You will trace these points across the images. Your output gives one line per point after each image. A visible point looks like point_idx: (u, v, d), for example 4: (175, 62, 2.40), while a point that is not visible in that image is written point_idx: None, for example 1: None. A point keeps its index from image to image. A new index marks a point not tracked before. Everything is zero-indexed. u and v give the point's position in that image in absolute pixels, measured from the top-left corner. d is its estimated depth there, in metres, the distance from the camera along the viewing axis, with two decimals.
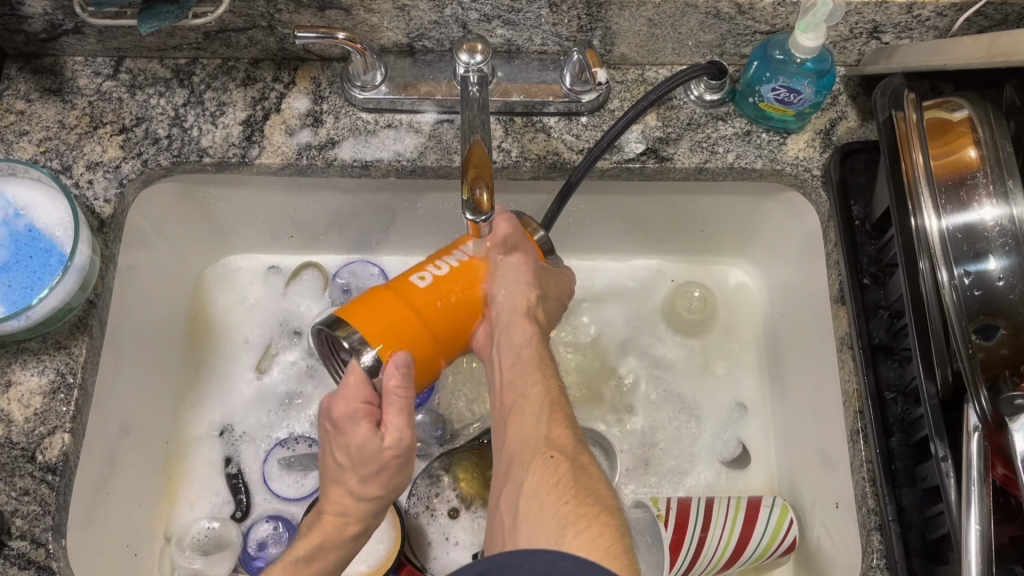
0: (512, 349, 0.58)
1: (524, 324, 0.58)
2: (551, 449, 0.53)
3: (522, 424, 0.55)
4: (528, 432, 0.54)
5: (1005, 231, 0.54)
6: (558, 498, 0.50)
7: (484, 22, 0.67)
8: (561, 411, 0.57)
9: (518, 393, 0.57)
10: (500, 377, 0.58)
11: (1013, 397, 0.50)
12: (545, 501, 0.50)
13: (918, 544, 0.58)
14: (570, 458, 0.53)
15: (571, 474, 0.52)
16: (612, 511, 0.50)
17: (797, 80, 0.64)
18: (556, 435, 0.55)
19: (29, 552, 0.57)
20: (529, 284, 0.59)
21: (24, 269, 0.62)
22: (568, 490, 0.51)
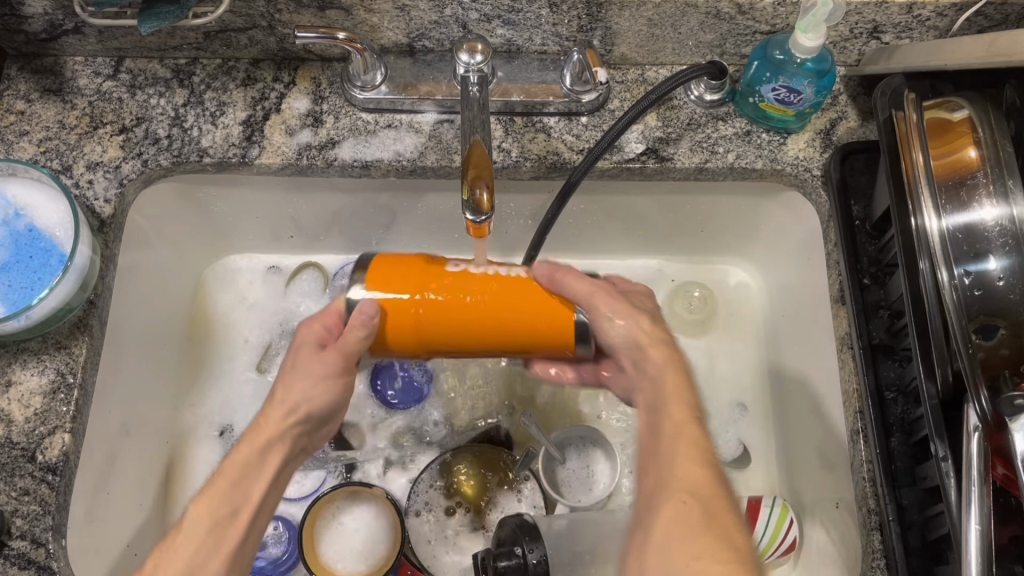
0: (653, 381, 0.53)
1: (659, 350, 0.54)
2: (683, 493, 0.46)
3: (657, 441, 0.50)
4: (659, 476, 0.48)
5: (1005, 231, 0.53)
6: (687, 551, 0.44)
7: (484, 22, 0.67)
8: (700, 448, 0.49)
9: (655, 429, 0.51)
10: (643, 416, 0.53)
11: (1013, 397, 0.50)
12: (672, 553, 0.44)
13: (918, 544, 0.58)
14: (705, 504, 0.46)
15: (705, 523, 0.45)
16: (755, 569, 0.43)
17: (796, 80, 0.64)
18: (692, 476, 0.47)
19: (29, 552, 0.57)
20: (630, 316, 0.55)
21: (24, 269, 0.62)
22: (700, 541, 0.44)
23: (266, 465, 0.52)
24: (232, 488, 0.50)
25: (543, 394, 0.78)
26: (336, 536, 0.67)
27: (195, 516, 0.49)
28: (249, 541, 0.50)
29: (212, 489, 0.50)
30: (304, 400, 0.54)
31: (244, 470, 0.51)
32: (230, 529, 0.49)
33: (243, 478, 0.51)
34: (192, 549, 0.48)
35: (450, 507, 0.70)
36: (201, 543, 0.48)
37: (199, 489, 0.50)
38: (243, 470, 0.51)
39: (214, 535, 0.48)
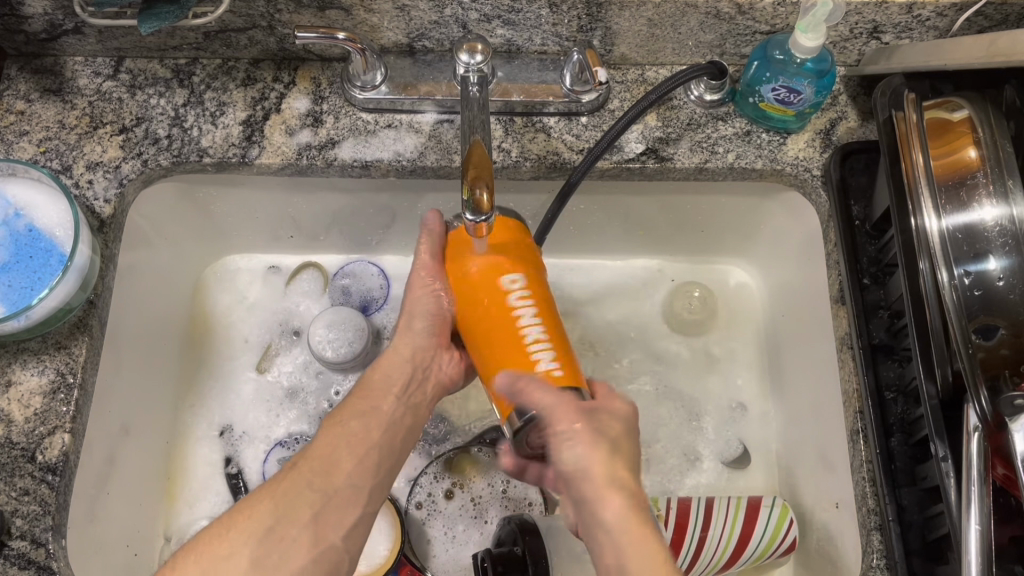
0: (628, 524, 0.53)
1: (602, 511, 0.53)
2: None
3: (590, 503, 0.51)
4: None
5: (1005, 231, 0.53)
6: None
7: (484, 22, 0.67)
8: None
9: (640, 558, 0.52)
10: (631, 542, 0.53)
11: (1013, 397, 0.50)
12: None
13: (918, 545, 0.58)
14: None
15: None
16: None
17: (796, 80, 0.64)
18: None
19: (29, 552, 0.57)
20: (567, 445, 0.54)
21: (24, 269, 0.62)
22: None
23: (394, 383, 0.59)
24: (366, 402, 0.58)
25: None
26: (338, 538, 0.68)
27: (335, 424, 0.56)
28: (381, 456, 0.56)
29: (351, 405, 0.58)
30: (420, 332, 0.60)
31: (378, 391, 0.58)
32: (363, 434, 0.55)
33: (376, 395, 0.58)
34: (331, 445, 0.54)
35: (451, 506, 0.70)
36: (336, 446, 0.54)
37: (340, 405, 0.58)
38: (378, 385, 0.59)
39: (350, 443, 0.55)
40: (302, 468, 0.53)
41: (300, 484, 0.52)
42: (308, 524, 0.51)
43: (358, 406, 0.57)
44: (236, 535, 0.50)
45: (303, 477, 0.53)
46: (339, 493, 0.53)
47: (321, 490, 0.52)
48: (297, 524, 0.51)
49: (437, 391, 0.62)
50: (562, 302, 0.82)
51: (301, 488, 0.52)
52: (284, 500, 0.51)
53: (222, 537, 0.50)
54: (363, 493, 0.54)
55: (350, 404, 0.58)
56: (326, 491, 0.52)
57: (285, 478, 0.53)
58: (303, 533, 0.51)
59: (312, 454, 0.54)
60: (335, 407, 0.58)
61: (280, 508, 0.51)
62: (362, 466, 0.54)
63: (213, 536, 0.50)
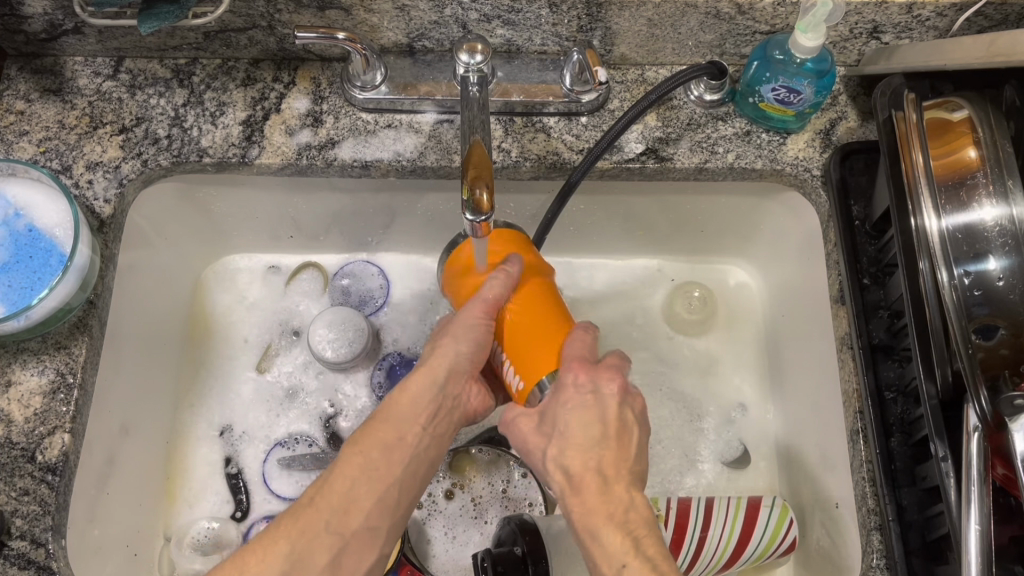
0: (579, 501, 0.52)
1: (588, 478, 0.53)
2: None
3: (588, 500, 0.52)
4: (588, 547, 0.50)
5: (1005, 231, 0.53)
6: None
7: (484, 22, 0.67)
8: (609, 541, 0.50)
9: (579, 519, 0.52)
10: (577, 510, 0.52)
11: (1013, 397, 0.50)
12: None
13: (918, 545, 0.58)
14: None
15: None
16: None
17: (796, 80, 0.64)
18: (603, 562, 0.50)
19: (29, 552, 0.57)
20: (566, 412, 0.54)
21: (24, 269, 0.62)
22: None
23: (420, 412, 0.57)
24: (391, 432, 0.56)
25: None
26: None
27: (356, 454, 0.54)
28: (400, 492, 0.55)
29: (372, 433, 0.55)
30: (458, 359, 0.57)
31: (403, 421, 0.56)
32: (386, 469, 0.54)
33: (399, 424, 0.56)
34: (354, 479, 0.54)
35: (451, 506, 0.70)
36: (357, 480, 0.54)
37: (363, 429, 0.56)
38: (403, 415, 0.56)
39: (370, 478, 0.54)
40: (321, 504, 0.53)
41: (320, 522, 0.52)
42: (324, 566, 0.52)
43: (380, 434, 0.55)
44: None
45: (321, 516, 0.52)
46: (355, 534, 0.53)
47: (339, 530, 0.53)
48: (314, 568, 0.51)
49: (462, 418, 0.60)
50: (562, 302, 0.82)
51: (320, 529, 0.52)
52: (301, 541, 0.52)
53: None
54: (380, 533, 0.54)
55: (373, 429, 0.56)
56: (344, 532, 0.53)
57: (303, 512, 0.53)
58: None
59: (331, 486, 0.53)
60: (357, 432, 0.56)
61: (298, 550, 0.51)
62: (381, 505, 0.54)
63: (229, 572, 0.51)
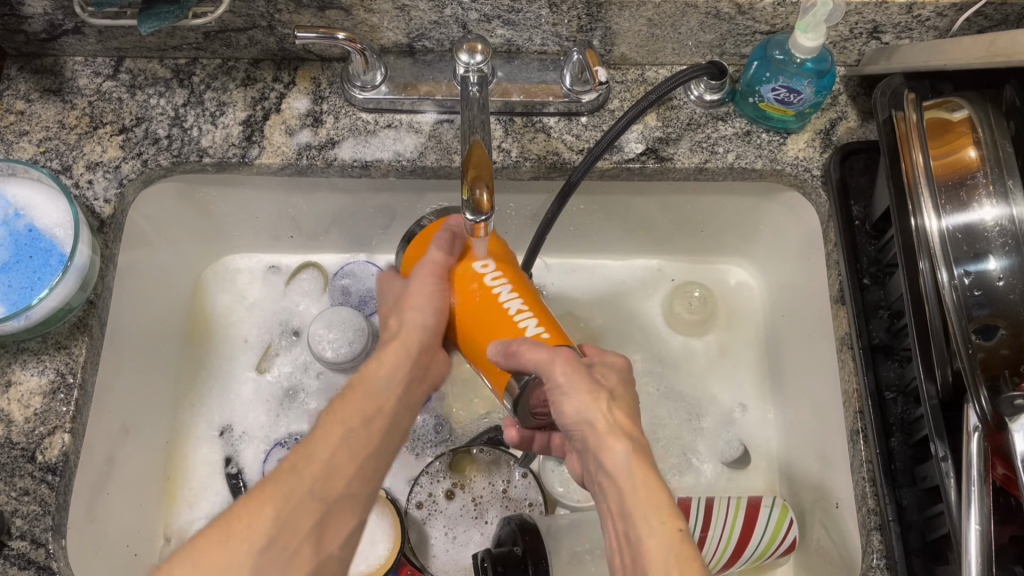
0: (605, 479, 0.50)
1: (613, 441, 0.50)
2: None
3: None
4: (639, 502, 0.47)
5: (1005, 231, 0.53)
6: None
7: (484, 22, 0.67)
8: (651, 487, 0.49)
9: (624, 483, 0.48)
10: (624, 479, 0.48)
11: (1013, 397, 0.50)
12: None
13: (918, 545, 0.58)
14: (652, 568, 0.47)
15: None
16: None
17: (796, 80, 0.64)
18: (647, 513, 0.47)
19: (29, 552, 0.57)
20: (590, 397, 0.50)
21: (24, 269, 0.62)
22: None
23: (393, 384, 0.56)
24: (366, 402, 0.55)
25: None
26: None
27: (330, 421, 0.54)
28: (376, 463, 0.54)
29: (348, 403, 0.55)
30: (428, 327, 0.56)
31: (378, 388, 0.56)
32: (362, 436, 0.54)
33: (374, 392, 0.55)
34: (330, 446, 0.52)
35: (451, 506, 0.70)
36: (335, 450, 0.52)
37: (335, 402, 0.55)
38: (377, 387, 0.56)
39: (349, 447, 0.53)
40: (303, 472, 0.51)
41: (300, 487, 0.51)
42: (309, 534, 0.50)
43: (352, 402, 0.55)
44: (233, 539, 0.48)
45: (304, 483, 0.51)
46: (335, 500, 0.52)
47: (323, 498, 0.51)
48: (299, 535, 0.50)
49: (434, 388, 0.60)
50: (562, 302, 0.82)
51: (303, 496, 0.51)
52: (285, 508, 0.50)
53: (223, 546, 0.48)
54: (362, 500, 0.53)
55: (344, 401, 0.55)
56: (326, 497, 0.51)
57: (280, 478, 0.51)
58: (302, 545, 0.50)
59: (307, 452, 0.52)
60: (329, 404, 0.55)
61: (282, 517, 0.50)
62: (360, 474, 0.53)
63: (212, 541, 0.48)
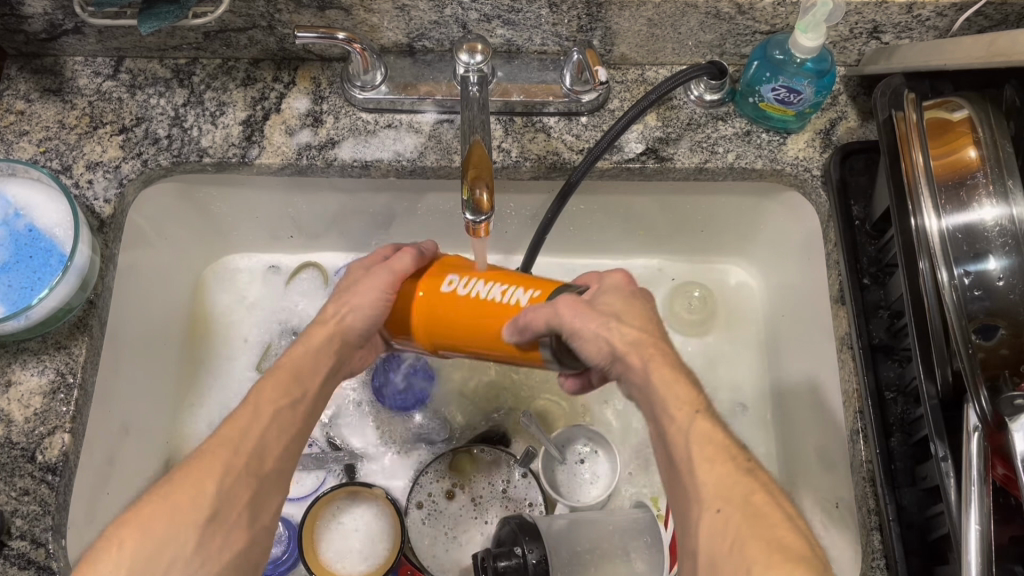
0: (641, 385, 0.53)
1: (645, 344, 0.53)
2: (716, 497, 0.47)
3: (683, 484, 0.49)
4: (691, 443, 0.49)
5: (1005, 231, 0.53)
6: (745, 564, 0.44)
7: (484, 22, 0.67)
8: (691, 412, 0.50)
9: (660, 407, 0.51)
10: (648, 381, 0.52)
11: (1013, 397, 0.50)
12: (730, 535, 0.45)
13: (918, 544, 0.58)
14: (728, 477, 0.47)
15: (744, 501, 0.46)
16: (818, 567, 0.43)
17: (796, 80, 0.64)
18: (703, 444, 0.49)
19: (29, 552, 0.57)
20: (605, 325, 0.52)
21: (24, 269, 0.62)
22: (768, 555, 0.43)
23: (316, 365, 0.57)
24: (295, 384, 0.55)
25: (544, 394, 0.78)
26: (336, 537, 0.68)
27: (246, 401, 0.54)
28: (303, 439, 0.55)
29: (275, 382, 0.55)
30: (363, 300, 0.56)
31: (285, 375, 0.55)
32: (268, 419, 0.53)
33: (280, 377, 0.55)
34: (257, 424, 0.52)
35: (451, 506, 0.70)
36: (268, 428, 0.53)
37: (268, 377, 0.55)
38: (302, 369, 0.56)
39: (280, 425, 0.54)
40: (238, 447, 0.51)
41: (209, 468, 0.50)
42: (245, 508, 0.51)
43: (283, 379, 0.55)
44: (139, 521, 0.48)
45: (238, 458, 0.51)
46: (238, 480, 0.50)
47: (257, 472, 0.52)
48: (238, 508, 0.50)
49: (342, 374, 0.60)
50: None
51: (239, 472, 0.51)
52: (225, 479, 0.50)
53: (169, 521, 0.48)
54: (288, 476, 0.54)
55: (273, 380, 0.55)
56: (231, 475, 0.50)
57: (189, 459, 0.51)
58: (238, 516, 0.50)
59: (232, 426, 0.52)
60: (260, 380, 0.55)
61: (223, 488, 0.50)
62: (289, 450, 0.54)
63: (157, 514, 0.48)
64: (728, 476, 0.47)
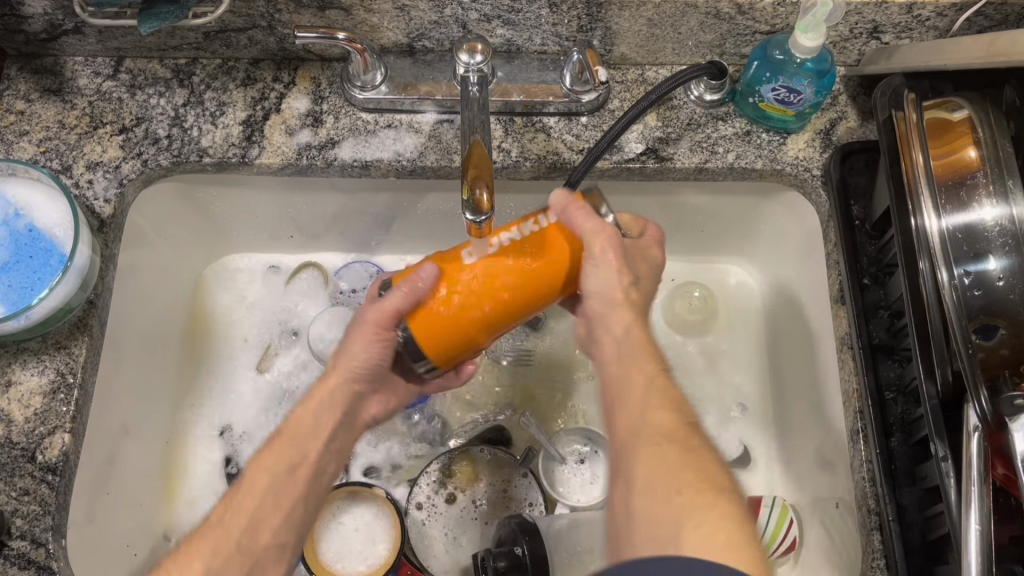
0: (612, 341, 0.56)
1: (624, 313, 0.55)
2: (658, 437, 0.49)
3: (629, 414, 0.51)
4: (642, 405, 0.51)
5: (1005, 231, 0.53)
6: (669, 490, 0.46)
7: (484, 22, 0.67)
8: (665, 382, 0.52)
9: (625, 372, 0.53)
10: (612, 360, 0.55)
11: (1013, 397, 0.50)
12: (659, 480, 0.47)
13: (918, 544, 0.58)
14: (680, 443, 0.49)
15: (682, 456, 0.48)
16: (732, 502, 0.46)
17: (796, 80, 0.64)
18: (662, 417, 0.50)
19: (29, 552, 0.57)
20: (624, 267, 0.55)
21: (24, 269, 0.62)
22: (684, 484, 0.46)
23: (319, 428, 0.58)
24: (292, 449, 0.56)
25: (544, 394, 0.78)
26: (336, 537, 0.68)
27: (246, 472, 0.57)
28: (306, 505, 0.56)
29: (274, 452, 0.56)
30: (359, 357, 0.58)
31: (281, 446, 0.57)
32: (259, 490, 0.54)
33: (276, 448, 0.57)
34: (250, 502, 0.54)
35: (451, 506, 0.70)
36: (261, 500, 0.54)
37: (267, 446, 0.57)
38: (302, 430, 0.57)
39: (276, 498, 0.55)
40: (228, 527, 0.53)
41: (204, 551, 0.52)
42: None
43: (281, 447, 0.57)
44: None
45: (230, 537, 0.53)
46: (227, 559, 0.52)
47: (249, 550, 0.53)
48: None
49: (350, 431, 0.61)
50: None
51: (231, 551, 0.52)
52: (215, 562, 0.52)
53: None
54: (288, 549, 0.54)
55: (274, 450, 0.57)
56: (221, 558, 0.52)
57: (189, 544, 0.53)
58: None
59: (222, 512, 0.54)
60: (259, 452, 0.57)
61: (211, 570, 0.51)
62: (287, 521, 0.55)
63: None
64: (670, 418, 0.50)
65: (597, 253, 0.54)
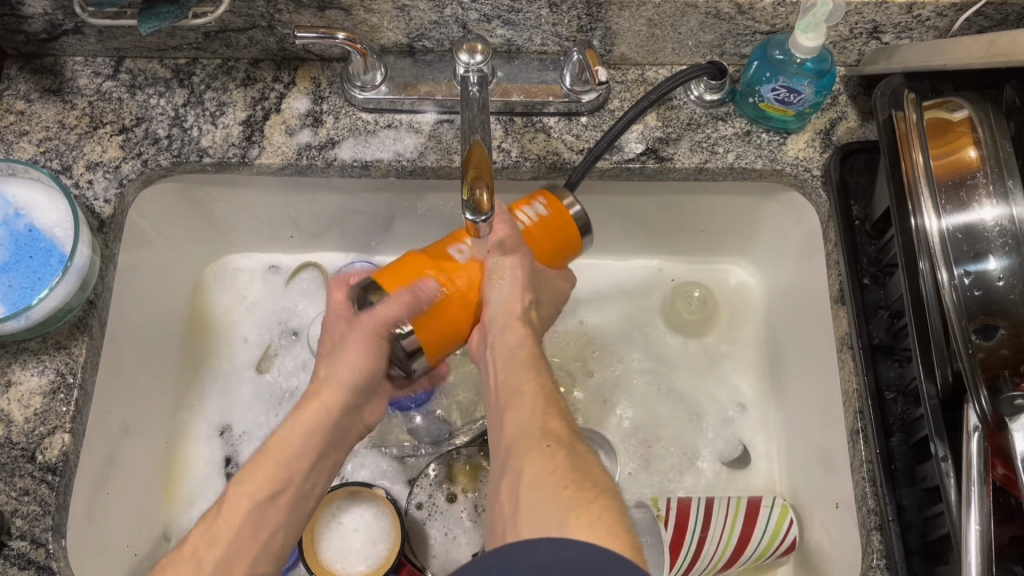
0: (504, 350, 0.57)
1: (517, 327, 0.58)
2: (547, 439, 0.51)
3: (518, 417, 0.53)
4: (523, 424, 0.53)
5: (1005, 231, 0.53)
6: (557, 483, 0.48)
7: (484, 22, 0.67)
8: (557, 407, 0.55)
9: (514, 389, 0.55)
10: (495, 377, 0.57)
11: (1013, 397, 0.50)
12: (544, 481, 0.48)
13: (918, 544, 0.58)
14: (568, 447, 0.51)
15: (569, 461, 0.50)
16: (612, 495, 0.48)
17: (796, 80, 0.64)
18: (552, 426, 0.53)
19: (29, 552, 0.57)
20: (527, 287, 0.59)
21: (24, 269, 0.62)
22: (567, 477, 0.49)
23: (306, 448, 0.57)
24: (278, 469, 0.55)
25: None
26: (335, 537, 0.68)
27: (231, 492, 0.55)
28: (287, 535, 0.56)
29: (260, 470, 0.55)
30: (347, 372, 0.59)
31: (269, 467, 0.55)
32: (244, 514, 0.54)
33: (262, 469, 0.55)
34: (229, 528, 0.53)
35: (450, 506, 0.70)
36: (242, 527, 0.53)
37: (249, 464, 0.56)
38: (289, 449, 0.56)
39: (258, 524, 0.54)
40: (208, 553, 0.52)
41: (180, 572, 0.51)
42: None
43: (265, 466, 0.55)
44: None
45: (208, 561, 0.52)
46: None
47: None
48: None
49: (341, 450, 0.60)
50: None
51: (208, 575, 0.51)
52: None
53: None
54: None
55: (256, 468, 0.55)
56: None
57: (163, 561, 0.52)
58: None
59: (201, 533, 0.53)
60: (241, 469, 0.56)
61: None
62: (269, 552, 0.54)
63: None
64: (525, 421, 0.53)
65: (506, 268, 0.58)
